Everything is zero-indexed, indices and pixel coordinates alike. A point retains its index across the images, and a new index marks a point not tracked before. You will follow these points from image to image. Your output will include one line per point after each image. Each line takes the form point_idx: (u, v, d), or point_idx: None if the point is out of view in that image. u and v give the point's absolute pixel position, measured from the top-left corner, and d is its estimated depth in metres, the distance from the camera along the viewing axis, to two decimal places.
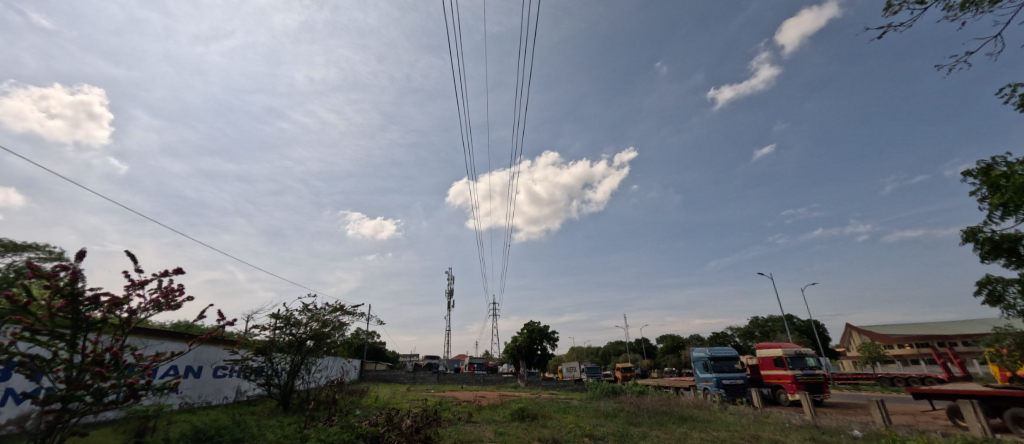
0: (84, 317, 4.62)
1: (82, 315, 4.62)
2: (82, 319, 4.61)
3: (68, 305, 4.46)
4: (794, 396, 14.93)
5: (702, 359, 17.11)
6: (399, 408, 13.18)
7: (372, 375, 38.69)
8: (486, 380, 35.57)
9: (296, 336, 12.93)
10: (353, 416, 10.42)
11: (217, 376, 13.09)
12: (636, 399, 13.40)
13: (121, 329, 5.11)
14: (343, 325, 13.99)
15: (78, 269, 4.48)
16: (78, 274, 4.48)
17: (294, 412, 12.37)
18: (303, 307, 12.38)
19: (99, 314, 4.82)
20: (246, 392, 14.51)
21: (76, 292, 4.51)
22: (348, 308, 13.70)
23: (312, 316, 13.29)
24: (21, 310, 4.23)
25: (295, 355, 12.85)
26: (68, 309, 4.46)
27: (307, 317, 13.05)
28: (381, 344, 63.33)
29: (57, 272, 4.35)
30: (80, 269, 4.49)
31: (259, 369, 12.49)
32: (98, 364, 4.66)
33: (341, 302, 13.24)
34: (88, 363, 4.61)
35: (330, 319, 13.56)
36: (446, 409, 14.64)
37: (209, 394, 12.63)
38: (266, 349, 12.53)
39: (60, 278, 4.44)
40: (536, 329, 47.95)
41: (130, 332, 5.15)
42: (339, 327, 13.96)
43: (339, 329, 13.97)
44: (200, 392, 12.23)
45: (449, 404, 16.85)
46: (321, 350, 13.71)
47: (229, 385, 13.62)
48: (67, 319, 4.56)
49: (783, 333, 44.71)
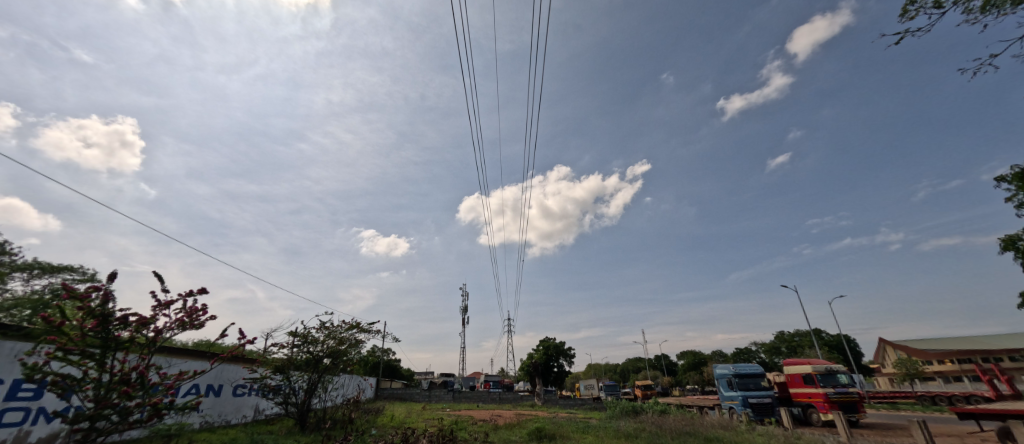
0: (113, 336, 4.78)
1: (111, 334, 4.78)
2: (111, 338, 4.76)
3: (98, 325, 4.63)
4: (828, 415, 14.19)
5: (726, 375, 16.51)
6: (413, 427, 13.08)
7: (386, 394, 38.43)
8: (501, 398, 35.07)
9: (313, 354, 12.99)
10: (369, 436, 10.34)
11: (237, 395, 13.26)
12: (658, 418, 13.02)
13: (147, 348, 5.23)
14: (359, 343, 14.08)
15: (109, 290, 4.65)
16: (109, 294, 4.65)
17: (312, 432, 12.37)
18: (320, 324, 12.50)
19: (127, 333, 4.97)
20: (264, 410, 14.63)
21: (106, 312, 4.66)
22: (364, 326, 13.78)
23: (329, 334, 13.39)
24: (56, 331, 4.40)
25: (312, 373, 12.88)
26: (98, 328, 4.63)
27: (324, 335, 13.17)
28: (396, 362, 63.76)
29: (89, 293, 4.53)
30: (111, 290, 4.67)
31: (277, 387, 12.57)
32: (124, 384, 4.75)
33: (358, 320, 13.36)
34: (116, 382, 4.73)
35: (346, 337, 13.67)
36: (462, 428, 14.50)
37: (229, 413, 12.79)
38: (284, 367, 12.62)
39: (92, 299, 4.62)
40: (551, 346, 47.19)
41: (156, 351, 5.26)
42: (355, 345, 14.02)
43: (356, 347, 14.04)
44: (219, 411, 12.41)
45: (466, 423, 16.58)
46: (337, 368, 13.77)
47: (248, 404, 13.76)
48: (97, 339, 4.71)
49: (813, 349, 42.68)
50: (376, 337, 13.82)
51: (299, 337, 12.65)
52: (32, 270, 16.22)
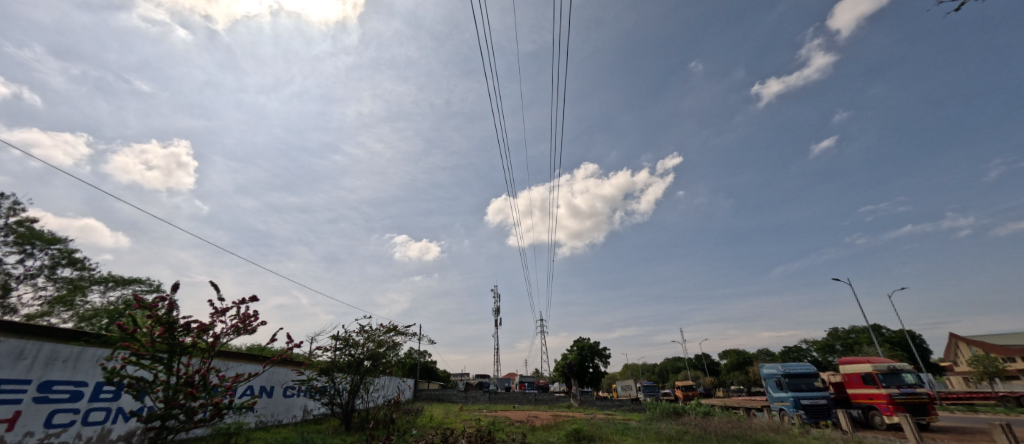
0: (178, 342, 5.18)
1: (176, 340, 5.19)
2: (176, 343, 5.17)
3: (165, 331, 5.04)
4: (893, 418, 13.13)
5: (774, 376, 15.66)
6: (453, 428, 13.31)
7: (424, 395, 39.31)
8: (537, 399, 34.99)
9: (354, 357, 13.51)
10: (410, 436, 10.63)
11: (287, 396, 14.02)
12: (702, 420, 12.55)
13: (208, 352, 5.63)
14: (397, 345, 14.49)
15: (173, 299, 5.06)
16: (172, 304, 5.05)
17: (356, 432, 12.88)
18: (360, 327, 12.98)
19: (190, 339, 5.37)
20: (312, 410, 15.38)
21: (171, 320, 5.07)
22: (401, 328, 14.20)
23: (368, 337, 13.89)
24: (129, 337, 4.82)
25: (354, 374, 13.40)
26: (165, 335, 5.04)
27: (364, 338, 13.67)
28: (432, 364, 65.16)
29: (156, 302, 4.95)
30: (174, 300, 5.07)
31: (322, 388, 13.18)
32: (189, 386, 5.15)
33: (395, 323, 13.77)
34: (182, 384, 5.13)
35: (385, 339, 14.12)
36: (500, 429, 14.59)
37: (281, 413, 13.55)
38: (328, 369, 13.24)
39: (159, 308, 5.04)
40: (586, 346, 46.57)
41: (215, 355, 5.65)
42: (393, 347, 14.45)
43: (394, 349, 14.46)
44: (272, 411, 13.16)
45: (503, 423, 16.66)
46: (377, 370, 14.25)
47: (297, 404, 14.52)
48: (165, 344, 5.12)
49: (872, 347, 39.63)
50: (412, 340, 14.19)
51: (340, 341, 13.19)
52: (107, 282, 17.88)
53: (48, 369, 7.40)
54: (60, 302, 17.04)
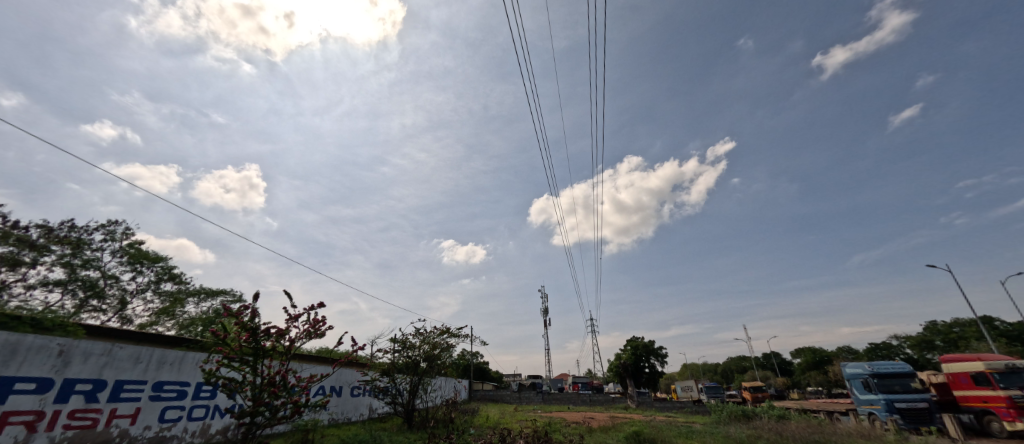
0: (261, 346, 5.71)
1: (259, 344, 5.73)
2: (259, 347, 5.70)
3: (249, 336, 5.57)
4: (1016, 425, 11.34)
5: (860, 376, 14.16)
6: (510, 428, 13.47)
7: (479, 395, 40.10)
8: (592, 400, 34.36)
9: (411, 358, 14.11)
10: (469, 435, 10.92)
11: (354, 395, 14.97)
12: (777, 424, 11.64)
13: (285, 355, 6.14)
14: (451, 347, 14.93)
15: (254, 307, 5.58)
16: (255, 311, 5.58)
17: (418, 430, 13.42)
18: (415, 330, 13.53)
19: (270, 343, 5.90)
20: (377, 409, 16.29)
21: (254, 326, 5.60)
22: (454, 330, 14.60)
23: (424, 339, 14.43)
24: (221, 342, 5.40)
25: (413, 375, 14.01)
26: (250, 339, 5.58)
27: (420, 340, 14.23)
28: (485, 364, 66.35)
29: (241, 310, 5.49)
30: (256, 308, 5.60)
31: (385, 388, 13.91)
32: (272, 385, 5.65)
33: (448, 325, 14.18)
34: (265, 384, 5.64)
35: (439, 341, 14.60)
36: (556, 429, 14.51)
37: (349, 411, 14.50)
38: (389, 370, 13.94)
39: (243, 315, 5.59)
40: (641, 346, 45.00)
41: (291, 357, 6.16)
42: (447, 349, 14.91)
43: (448, 350, 14.91)
44: (342, 409, 14.13)
45: (559, 424, 16.56)
46: (434, 371, 14.77)
47: (363, 403, 15.46)
48: (250, 348, 5.67)
49: (982, 343, 34.51)
50: (465, 341, 14.54)
51: (398, 343, 13.84)
52: (199, 294, 20.11)
53: (160, 370, 8.49)
54: (164, 312, 19.50)
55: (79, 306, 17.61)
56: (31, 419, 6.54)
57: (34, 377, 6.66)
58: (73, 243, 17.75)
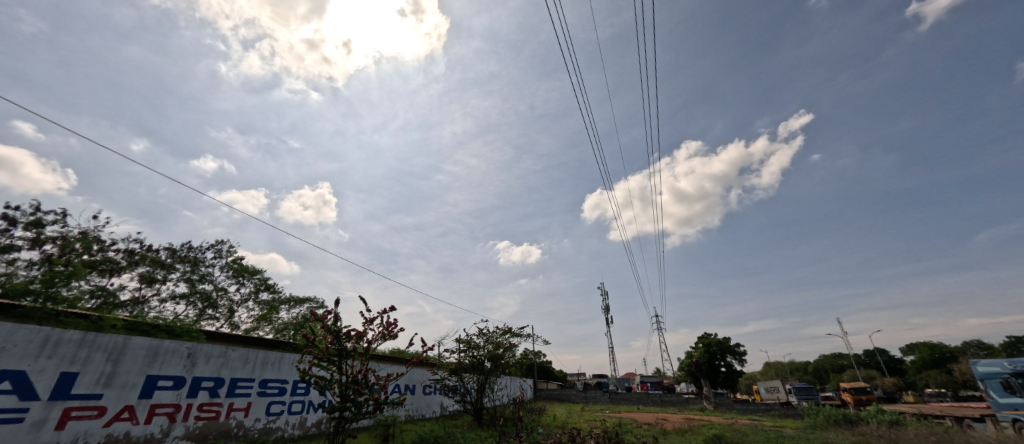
0: (343, 347, 6.23)
1: (342, 345, 6.25)
2: (342, 348, 6.22)
3: (333, 339, 6.12)
4: None
5: (997, 376, 11.96)
6: (578, 428, 13.27)
7: (544, 394, 40.10)
8: (664, 401, 32.76)
9: (476, 358, 14.48)
10: (538, 434, 10.97)
11: (426, 393, 15.75)
12: (889, 431, 10.22)
13: (364, 355, 6.63)
14: (513, 346, 15.09)
15: (335, 312, 6.09)
16: (336, 316, 6.09)
17: (487, 427, 13.78)
18: (479, 331, 13.87)
19: (351, 344, 6.41)
20: (448, 407, 17.00)
21: (336, 329, 6.11)
22: (515, 330, 14.77)
23: (487, 339, 14.75)
24: (310, 344, 5.96)
25: (479, 374, 14.38)
26: (334, 341, 6.11)
27: (483, 340, 14.56)
28: (548, 364, 66.24)
29: (325, 315, 6.02)
30: (337, 312, 6.11)
31: (454, 387, 14.43)
32: (355, 384, 6.14)
33: (509, 325, 14.34)
34: (349, 382, 6.14)
35: (501, 341, 14.82)
36: (627, 430, 14.06)
37: (423, 408, 15.29)
38: (457, 370, 14.48)
39: (327, 319, 6.11)
40: (714, 343, 42.09)
41: (370, 357, 6.63)
42: (510, 348, 15.10)
43: (511, 350, 15.10)
44: (416, 406, 14.93)
45: (630, 426, 15.99)
46: (498, 370, 15.02)
47: (435, 401, 16.21)
48: (334, 349, 6.20)
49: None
50: (527, 340, 14.61)
51: (463, 343, 14.28)
52: (289, 302, 22.44)
53: (265, 369, 9.63)
54: (263, 319, 22.12)
55: (199, 315, 20.59)
56: (171, 410, 7.75)
57: (171, 375, 7.89)
58: (191, 261, 20.84)
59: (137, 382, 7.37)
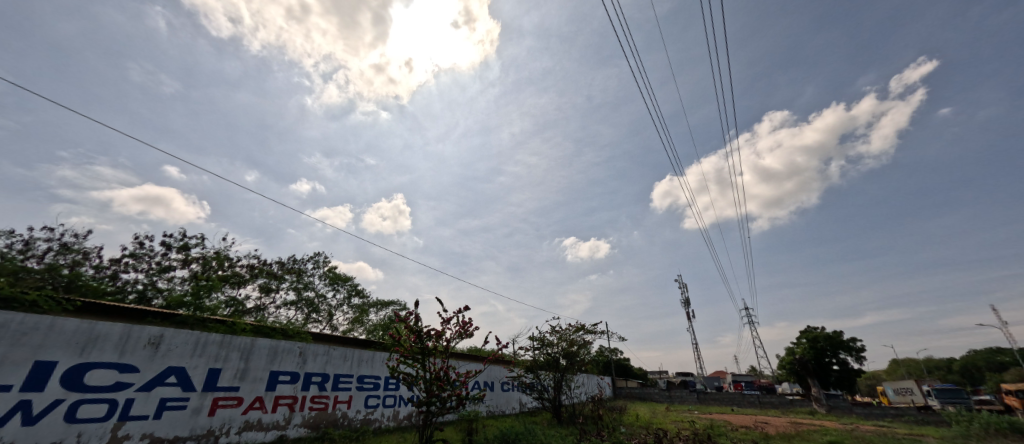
0: (424, 346, 8.81)
1: (423, 345, 8.81)
2: (423, 347, 8.80)
3: (412, 336, 8.64)
4: None
5: None
6: (664, 429, 12.87)
7: (625, 392, 39.29)
8: (762, 402, 29.99)
9: (551, 355, 14.95)
10: (620, 434, 11.22)
11: (503, 390, 16.82)
12: None
13: (441, 352, 9.09)
14: (587, 344, 15.38)
15: (413, 315, 8.31)
16: (415, 316, 8.39)
17: (568, 425, 13.71)
18: (553, 329, 14.33)
19: (432, 343, 8.94)
20: (526, 404, 17.90)
21: (416, 330, 8.58)
22: (588, 328, 14.98)
23: (561, 337, 15.18)
24: (403, 344, 8.74)
25: (555, 371, 14.71)
26: (419, 339, 8.72)
27: (557, 338, 15.04)
28: (627, 361, 64.51)
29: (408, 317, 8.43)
30: (415, 314, 8.33)
31: (531, 383, 14.98)
32: (438, 380, 8.64)
33: (582, 323, 14.64)
34: (433, 379, 8.64)
35: (575, 339, 15.16)
36: (721, 432, 13.32)
37: (501, 404, 16.49)
38: (533, 367, 14.95)
39: (407, 321, 8.63)
40: (822, 337, 37.38)
41: (442, 354, 8.97)
42: (584, 346, 15.37)
43: (585, 347, 15.38)
44: (493, 402, 16.07)
45: (725, 428, 15.02)
46: (574, 368, 15.29)
47: (511, 398, 17.21)
48: (417, 347, 8.81)
49: None
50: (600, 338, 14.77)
51: (537, 341, 14.85)
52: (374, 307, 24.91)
53: (360, 367, 12.84)
54: (356, 321, 24.91)
55: (305, 318, 24.31)
56: (292, 400, 10.70)
57: (289, 371, 10.86)
58: (296, 271, 24.70)
59: (263, 376, 10.26)
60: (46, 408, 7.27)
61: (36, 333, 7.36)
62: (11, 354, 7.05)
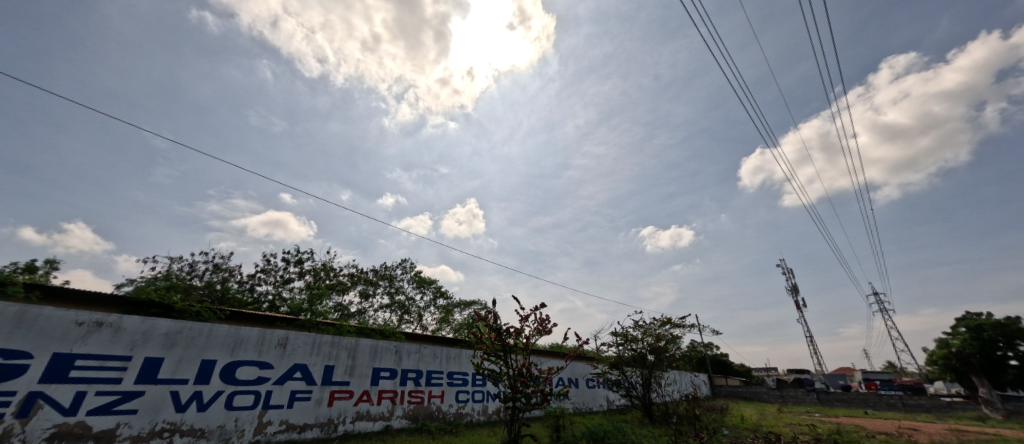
0: (504, 342, 9.66)
1: (503, 342, 9.67)
2: (504, 344, 9.64)
3: (494, 333, 9.64)
4: None
5: None
6: (776, 433, 12.09)
7: (726, 392, 36.01)
8: (907, 404, 24.08)
9: (637, 351, 15.12)
10: (719, 437, 11.26)
11: (590, 386, 18.50)
12: None
13: (523, 350, 9.83)
14: (676, 338, 14.99)
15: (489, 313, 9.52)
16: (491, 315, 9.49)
17: (661, 424, 13.89)
18: (634, 325, 14.43)
19: (511, 339, 9.80)
20: (615, 400, 19.15)
21: (495, 326, 9.61)
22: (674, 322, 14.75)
23: (645, 332, 15.15)
24: (483, 340, 9.74)
25: (642, 368, 14.97)
26: (497, 337, 9.61)
27: (641, 334, 15.08)
28: (725, 357, 59.31)
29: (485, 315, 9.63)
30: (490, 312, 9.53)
31: (617, 380, 15.56)
32: (520, 376, 9.26)
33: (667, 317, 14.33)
34: (516, 376, 9.28)
35: (661, 334, 14.94)
36: (848, 436, 11.91)
37: (589, 400, 18.06)
38: (618, 363, 15.46)
39: (488, 318, 9.66)
40: None
41: (524, 351, 9.76)
42: (673, 340, 15.03)
43: (675, 342, 15.01)
44: (583, 398, 17.84)
45: (856, 433, 13.26)
46: (664, 364, 15.10)
47: (600, 394, 18.72)
48: (498, 345, 9.69)
49: None
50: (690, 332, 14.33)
51: (620, 337, 15.23)
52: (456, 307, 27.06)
53: (449, 364, 13.82)
54: (443, 320, 27.37)
55: (399, 319, 27.28)
56: (394, 394, 11.89)
57: (388, 368, 12.08)
58: (388, 277, 27.82)
59: (367, 373, 11.53)
60: (213, 396, 8.88)
61: (202, 336, 9.09)
62: (185, 354, 8.76)
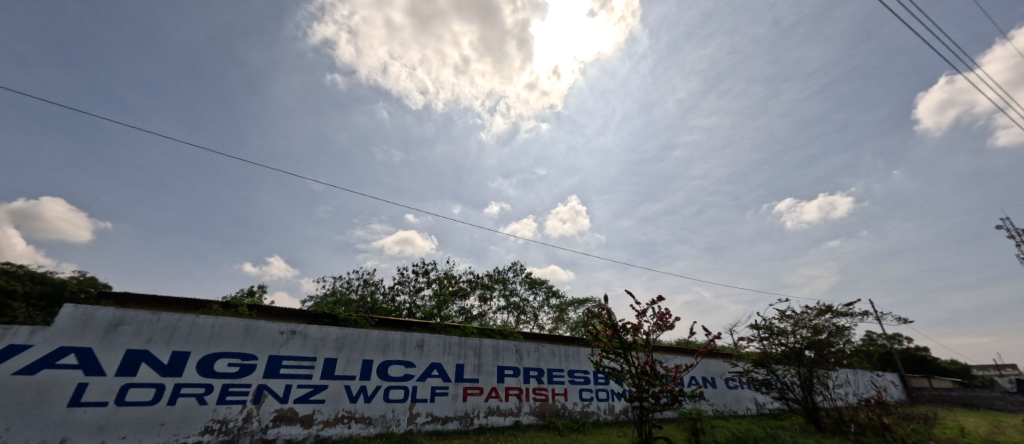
0: (624, 340, 7.16)
1: (623, 339, 7.20)
2: (624, 342, 7.17)
3: (612, 332, 7.18)
4: None
5: None
6: None
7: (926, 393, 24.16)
8: None
9: (789, 346, 10.22)
10: None
11: (732, 387, 16.39)
12: None
13: (647, 346, 7.28)
14: (844, 328, 9.75)
15: (605, 309, 7.09)
16: (607, 311, 7.09)
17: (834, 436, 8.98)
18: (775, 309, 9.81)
19: (632, 337, 7.24)
20: (766, 405, 16.71)
21: (613, 323, 7.12)
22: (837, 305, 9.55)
23: (796, 322, 10.23)
24: (599, 338, 7.38)
25: (799, 367, 10.02)
26: (614, 334, 7.18)
27: (789, 323, 10.18)
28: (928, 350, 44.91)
29: (600, 312, 7.18)
30: (608, 309, 7.09)
31: (767, 381, 10.71)
32: (647, 375, 6.76)
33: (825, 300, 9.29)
34: (641, 374, 6.81)
35: (820, 323, 9.91)
36: None
37: (733, 404, 16.01)
38: (763, 360, 10.63)
39: (602, 313, 7.21)
40: None
41: (651, 348, 7.15)
42: (838, 332, 9.82)
43: (841, 334, 9.79)
44: (724, 401, 15.90)
45: None
46: (829, 363, 9.95)
47: (746, 396, 16.48)
48: (617, 343, 7.24)
49: None
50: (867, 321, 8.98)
51: (760, 327, 10.66)
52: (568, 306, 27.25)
53: (569, 361, 11.38)
54: (558, 320, 27.87)
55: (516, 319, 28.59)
56: (519, 391, 10.04)
57: (511, 365, 10.28)
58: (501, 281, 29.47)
59: (494, 370, 9.93)
60: (375, 390, 8.32)
61: (361, 339, 8.63)
62: (351, 353, 8.39)
